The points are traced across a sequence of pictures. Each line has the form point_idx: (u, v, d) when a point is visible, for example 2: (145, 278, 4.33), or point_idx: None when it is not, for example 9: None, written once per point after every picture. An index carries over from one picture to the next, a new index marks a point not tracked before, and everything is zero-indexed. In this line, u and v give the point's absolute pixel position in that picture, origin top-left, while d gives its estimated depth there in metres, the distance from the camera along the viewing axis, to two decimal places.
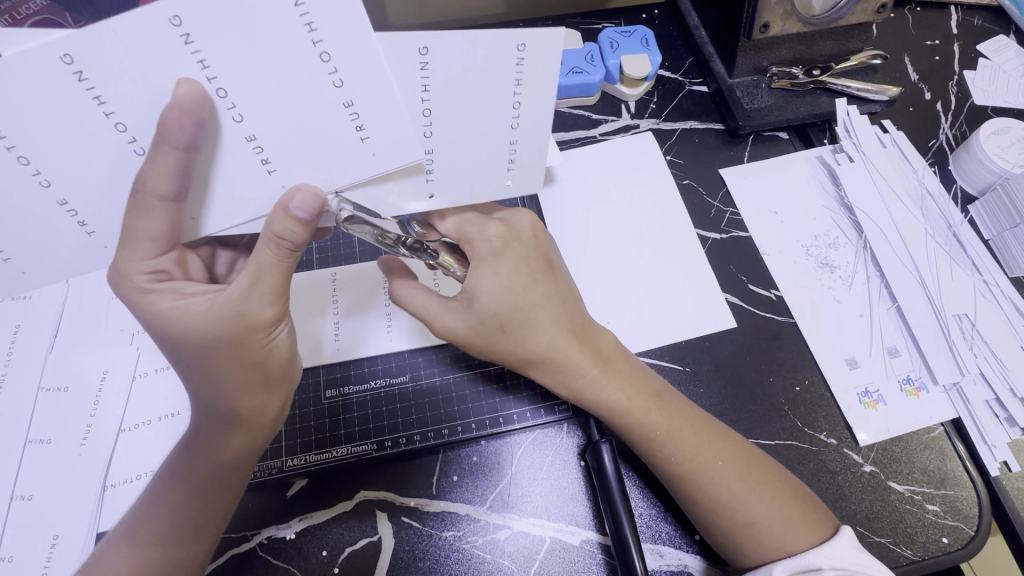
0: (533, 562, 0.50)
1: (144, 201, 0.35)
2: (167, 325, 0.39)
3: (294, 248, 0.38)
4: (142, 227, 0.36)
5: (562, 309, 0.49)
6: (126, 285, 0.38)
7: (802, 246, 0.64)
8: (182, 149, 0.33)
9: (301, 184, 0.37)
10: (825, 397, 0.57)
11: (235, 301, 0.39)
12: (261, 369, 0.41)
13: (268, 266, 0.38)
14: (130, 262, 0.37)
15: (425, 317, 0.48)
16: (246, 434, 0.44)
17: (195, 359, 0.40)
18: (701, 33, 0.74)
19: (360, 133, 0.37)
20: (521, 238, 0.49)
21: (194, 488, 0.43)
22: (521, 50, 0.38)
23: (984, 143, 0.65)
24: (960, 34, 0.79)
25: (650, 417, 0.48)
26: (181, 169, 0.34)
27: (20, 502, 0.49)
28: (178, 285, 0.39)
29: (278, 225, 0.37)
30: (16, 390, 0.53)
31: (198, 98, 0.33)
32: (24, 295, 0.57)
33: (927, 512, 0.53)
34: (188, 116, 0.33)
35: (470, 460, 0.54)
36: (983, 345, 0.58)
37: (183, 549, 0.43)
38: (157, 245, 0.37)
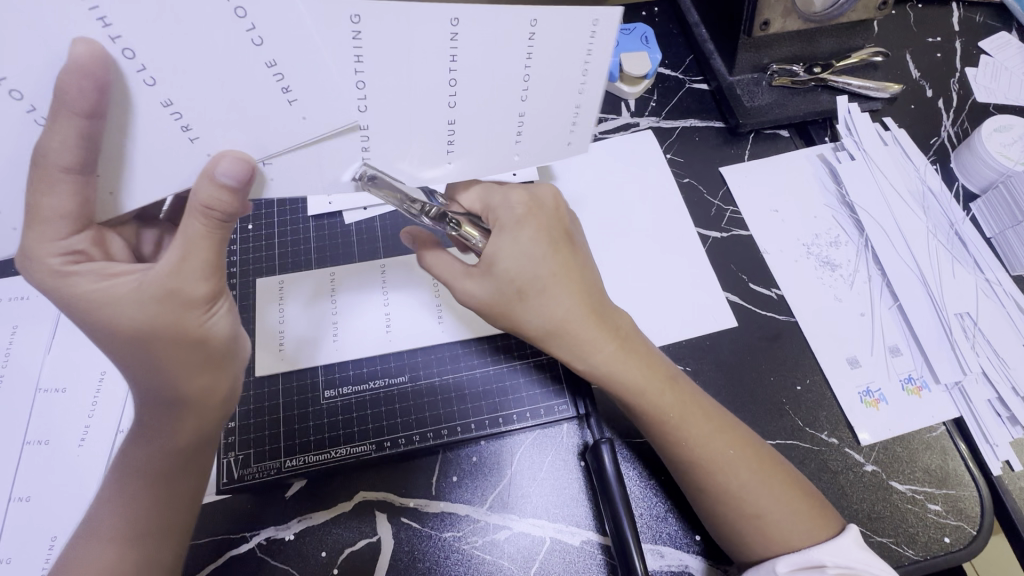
0: (533, 562, 0.50)
1: (44, 173, 0.34)
2: (95, 310, 0.38)
3: (225, 218, 0.37)
4: (47, 203, 0.35)
5: (581, 282, 0.48)
6: (38, 268, 0.37)
7: (803, 244, 0.64)
8: (83, 115, 0.32)
9: (228, 149, 0.37)
10: (826, 396, 0.57)
11: (164, 277, 0.37)
12: (202, 349, 0.40)
13: (199, 238, 0.37)
14: (40, 244, 0.36)
15: (447, 279, 0.50)
16: (194, 418, 0.42)
17: (134, 344, 0.39)
18: (701, 31, 0.74)
19: (285, 95, 0.36)
20: (544, 206, 0.49)
21: (153, 477, 0.42)
22: (594, 26, 0.41)
23: (987, 140, 0.64)
24: (962, 31, 0.78)
25: (664, 397, 0.48)
26: (86, 137, 0.33)
27: (17, 503, 0.49)
28: (98, 265, 0.38)
29: (204, 193, 0.36)
30: (12, 391, 0.53)
31: (97, 59, 0.32)
32: (21, 295, 0.57)
33: (929, 512, 0.53)
34: (87, 79, 0.32)
35: (470, 460, 0.53)
36: (985, 344, 0.57)
37: (148, 546, 0.42)
38: (68, 223, 0.36)
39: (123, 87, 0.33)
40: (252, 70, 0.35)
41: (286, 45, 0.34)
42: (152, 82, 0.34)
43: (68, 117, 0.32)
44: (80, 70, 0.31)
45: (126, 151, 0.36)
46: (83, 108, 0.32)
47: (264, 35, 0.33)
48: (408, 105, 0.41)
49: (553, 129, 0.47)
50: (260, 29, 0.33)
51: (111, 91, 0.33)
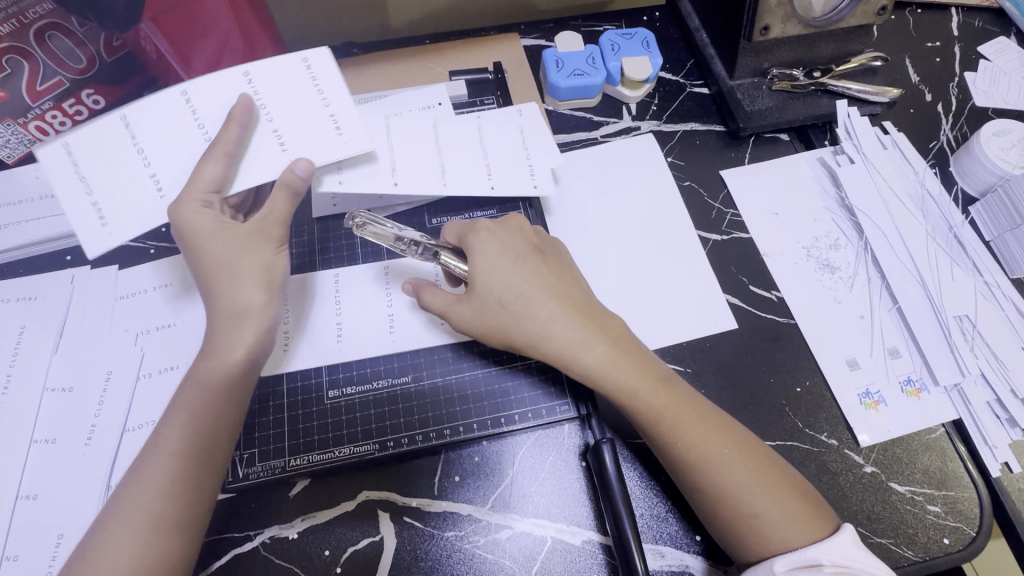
0: (535, 562, 0.50)
1: (209, 160, 0.49)
2: (201, 241, 0.48)
3: (296, 194, 0.51)
4: (205, 172, 0.49)
5: (559, 289, 0.51)
6: (180, 208, 0.48)
7: (803, 246, 0.65)
8: (239, 128, 0.51)
9: (298, 158, 0.51)
10: (825, 398, 0.57)
11: (260, 220, 0.50)
12: (273, 272, 0.50)
13: (280, 200, 0.50)
14: (188, 194, 0.48)
15: (441, 311, 0.52)
16: (255, 335, 0.48)
17: (220, 276, 0.48)
18: (701, 35, 0.75)
19: (336, 130, 0.55)
20: (509, 228, 0.54)
21: (213, 394, 0.46)
22: (520, 114, 0.65)
23: (985, 144, 0.65)
24: (962, 36, 0.79)
25: (656, 400, 0.48)
26: (235, 143, 0.50)
27: (24, 501, 0.50)
28: (217, 214, 0.49)
29: (285, 176, 0.50)
30: (20, 391, 0.54)
31: (247, 108, 0.51)
32: (30, 295, 0.57)
33: (929, 513, 0.53)
34: (242, 116, 0.51)
35: (472, 460, 0.54)
36: (984, 346, 0.58)
37: (205, 451, 0.45)
38: (210, 184, 0.49)
39: (254, 123, 0.53)
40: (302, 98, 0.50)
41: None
42: (279, 132, 0.53)
43: (220, 151, 0.50)
44: (236, 118, 0.51)
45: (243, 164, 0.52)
46: (230, 144, 0.50)
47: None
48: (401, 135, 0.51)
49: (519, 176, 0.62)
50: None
51: (247, 127, 0.52)
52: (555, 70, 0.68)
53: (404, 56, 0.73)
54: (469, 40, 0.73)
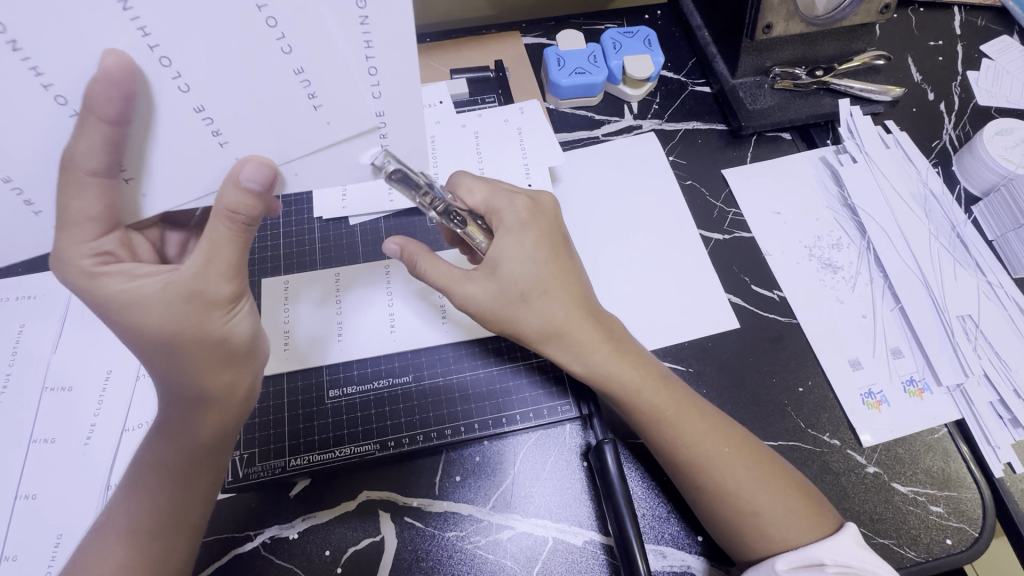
0: (536, 562, 0.50)
1: (72, 176, 0.35)
2: (122, 309, 0.39)
3: (249, 221, 0.39)
4: (75, 206, 0.36)
5: (578, 284, 0.49)
6: (71, 271, 0.38)
7: (804, 246, 0.64)
8: (110, 122, 0.33)
9: (252, 154, 0.38)
10: (828, 398, 0.57)
11: (190, 278, 0.39)
12: (223, 345, 0.41)
13: (223, 241, 0.38)
14: (71, 247, 0.37)
15: (444, 285, 0.48)
16: (218, 411, 0.43)
17: (159, 345, 0.40)
18: (703, 34, 0.74)
19: (313, 102, 0.37)
20: (545, 213, 0.50)
21: (176, 475, 0.43)
22: (522, 110, 0.66)
23: (989, 143, 0.65)
24: (964, 34, 0.79)
25: (659, 397, 0.48)
26: (112, 143, 0.34)
27: (23, 502, 0.49)
28: (126, 266, 0.39)
29: (228, 198, 0.37)
30: (18, 391, 0.53)
31: (125, 70, 0.32)
32: (28, 295, 0.57)
33: (931, 514, 0.53)
34: (115, 89, 0.32)
35: (473, 461, 0.54)
36: (987, 346, 0.58)
37: (168, 538, 0.43)
38: (94, 226, 0.37)
39: (149, 91, 0.34)
40: (263, 60, 0.34)
41: (309, 50, 0.34)
42: (187, 89, 0.34)
43: (93, 124, 0.33)
44: (111, 80, 0.32)
45: (148, 143, 0.36)
46: (109, 115, 0.33)
47: (293, 46, 0.33)
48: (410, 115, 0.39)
49: (512, 176, 0.63)
50: (290, 40, 0.33)
51: (134, 101, 0.34)
52: (556, 69, 0.68)
53: None
54: (470, 39, 0.73)
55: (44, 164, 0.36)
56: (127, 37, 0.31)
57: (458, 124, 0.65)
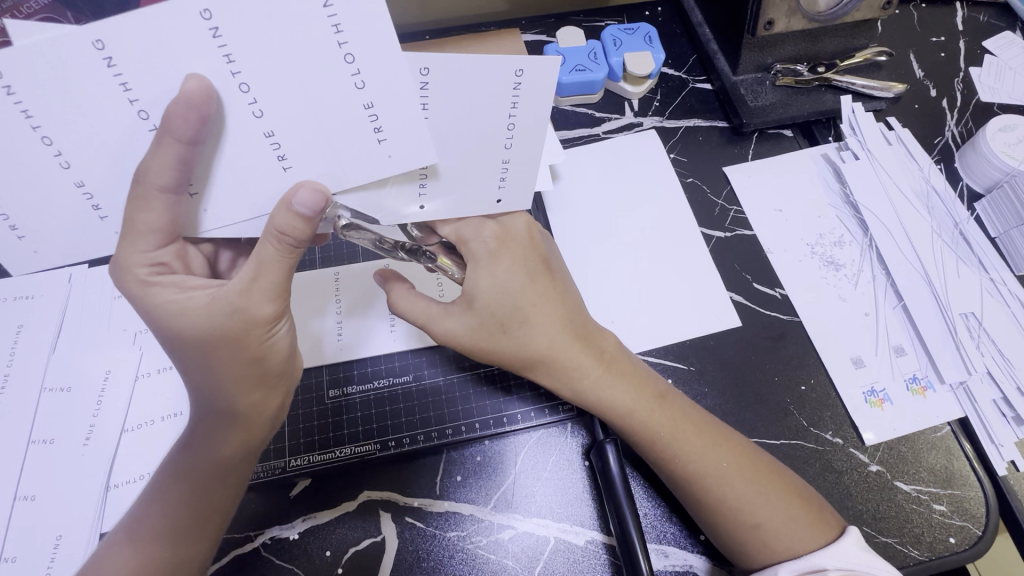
0: (537, 563, 0.50)
1: (143, 191, 0.35)
2: (167, 320, 0.39)
3: (296, 244, 0.37)
4: (142, 218, 0.36)
5: (562, 308, 0.49)
6: (127, 277, 0.38)
7: (806, 244, 0.64)
8: (184, 142, 0.33)
9: (306, 179, 0.38)
10: (830, 396, 0.57)
11: (235, 295, 0.38)
12: (259, 366, 0.41)
13: (270, 261, 0.38)
14: (130, 254, 0.37)
15: (423, 323, 0.48)
16: (244, 430, 0.43)
17: (200, 358, 0.40)
18: (704, 30, 0.74)
19: (376, 135, 0.37)
20: (518, 238, 0.49)
21: (200, 487, 0.43)
22: None
23: (992, 139, 0.64)
24: (966, 31, 0.78)
25: (652, 418, 0.48)
26: (183, 162, 0.34)
27: (22, 503, 0.49)
28: (179, 278, 0.39)
29: (281, 220, 0.36)
30: (18, 391, 0.53)
31: (206, 94, 0.32)
32: (27, 295, 0.57)
33: (934, 512, 0.53)
34: (193, 110, 0.32)
35: (474, 460, 0.53)
36: (991, 344, 0.57)
37: (185, 547, 0.43)
38: (157, 238, 0.37)
39: (223, 116, 0.34)
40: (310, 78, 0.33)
41: (381, 83, 0.35)
42: (260, 114, 0.34)
43: (170, 143, 0.33)
44: (189, 101, 0.32)
45: (215, 160, 0.36)
46: (187, 136, 0.33)
47: (366, 79, 0.34)
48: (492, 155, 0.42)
49: None
50: (364, 73, 0.34)
51: (209, 121, 0.34)
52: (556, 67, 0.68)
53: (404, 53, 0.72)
54: (470, 37, 0.73)
55: (111, 170, 0.36)
56: (205, 52, 0.32)
57: None
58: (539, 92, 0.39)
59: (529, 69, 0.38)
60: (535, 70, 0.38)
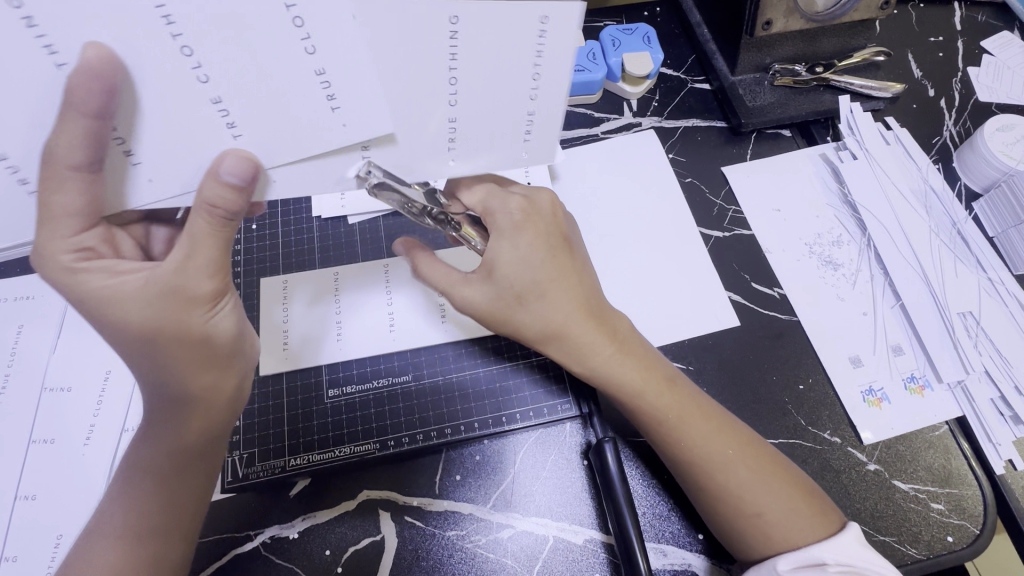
0: (536, 561, 0.50)
1: (53, 171, 0.35)
2: (104, 307, 0.38)
3: (230, 216, 0.37)
4: (58, 201, 0.36)
5: (578, 286, 0.48)
6: (51, 266, 0.38)
7: (804, 243, 0.64)
8: (92, 116, 0.33)
9: (233, 148, 0.38)
10: (828, 396, 0.57)
11: (169, 274, 0.38)
12: (202, 346, 0.40)
13: (202, 236, 0.37)
14: (52, 241, 0.37)
15: (445, 288, 0.49)
16: (200, 414, 0.42)
17: (143, 345, 0.39)
18: (702, 30, 0.74)
19: (330, 102, 0.38)
20: (539, 212, 0.49)
21: (166, 476, 0.43)
22: None
23: (990, 139, 0.64)
24: (965, 30, 0.78)
25: (661, 400, 0.48)
26: (92, 136, 0.34)
27: (22, 502, 0.49)
28: (108, 262, 0.39)
29: (208, 191, 0.36)
30: (18, 391, 0.53)
31: (108, 64, 0.33)
32: (27, 295, 0.57)
33: (932, 511, 0.53)
34: (95, 81, 0.32)
35: (472, 459, 0.54)
36: (989, 343, 0.58)
37: (158, 540, 0.43)
38: (76, 220, 0.37)
39: (129, 87, 0.34)
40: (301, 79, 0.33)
41: (334, 52, 0.36)
42: (206, 80, 0.35)
43: (75, 118, 0.33)
44: (89, 70, 0.32)
45: (137, 124, 0.36)
46: (90, 109, 0.33)
47: (317, 44, 0.35)
48: (510, 107, 0.41)
49: None
50: (313, 37, 0.35)
51: (116, 92, 0.34)
52: None
53: None
54: None
55: (37, 142, 0.36)
56: (153, 31, 0.33)
57: None
58: (564, 41, 0.38)
59: (554, 14, 0.36)
60: (559, 16, 0.36)
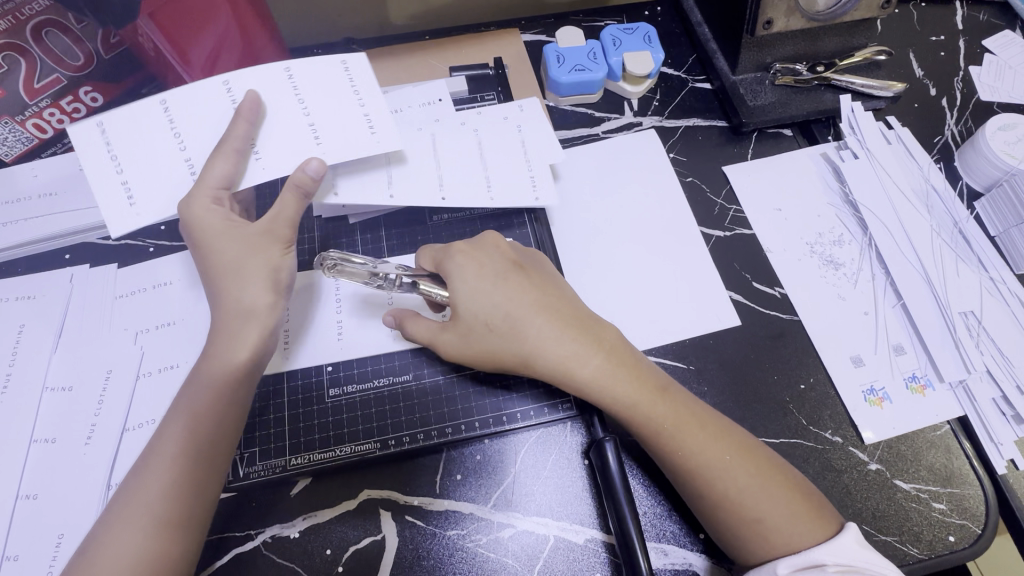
0: (537, 560, 0.50)
1: (215, 160, 0.49)
2: (210, 246, 0.49)
3: (306, 196, 0.51)
4: (213, 173, 0.49)
5: (541, 302, 0.51)
6: (188, 212, 0.48)
7: (806, 242, 0.64)
8: (239, 146, 0.50)
9: (311, 157, 0.51)
10: (830, 395, 0.57)
11: (261, 230, 0.50)
12: (273, 293, 0.49)
13: (286, 208, 0.50)
14: (196, 198, 0.48)
15: (430, 342, 0.51)
16: (243, 368, 0.47)
17: (225, 287, 0.48)
18: (703, 29, 0.74)
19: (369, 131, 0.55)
20: (487, 250, 0.53)
21: (195, 448, 0.44)
22: (521, 107, 0.66)
23: (992, 138, 0.64)
24: (966, 30, 0.78)
25: (657, 411, 0.48)
26: (237, 153, 0.50)
27: (24, 501, 0.49)
28: (224, 214, 0.49)
29: (295, 177, 0.50)
30: (19, 390, 0.53)
31: (253, 104, 0.51)
32: (28, 294, 0.57)
33: (933, 511, 0.53)
34: (250, 112, 0.51)
35: (473, 459, 0.53)
36: (990, 342, 0.57)
37: (181, 516, 0.43)
38: (219, 185, 0.49)
39: (264, 116, 0.53)
40: None
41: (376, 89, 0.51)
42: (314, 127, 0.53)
43: (240, 123, 0.50)
44: (246, 110, 0.51)
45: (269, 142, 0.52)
46: (251, 116, 0.51)
47: None
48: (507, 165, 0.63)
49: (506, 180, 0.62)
50: None
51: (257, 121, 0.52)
52: (556, 66, 0.68)
53: (404, 53, 0.72)
54: (470, 38, 0.73)
55: None
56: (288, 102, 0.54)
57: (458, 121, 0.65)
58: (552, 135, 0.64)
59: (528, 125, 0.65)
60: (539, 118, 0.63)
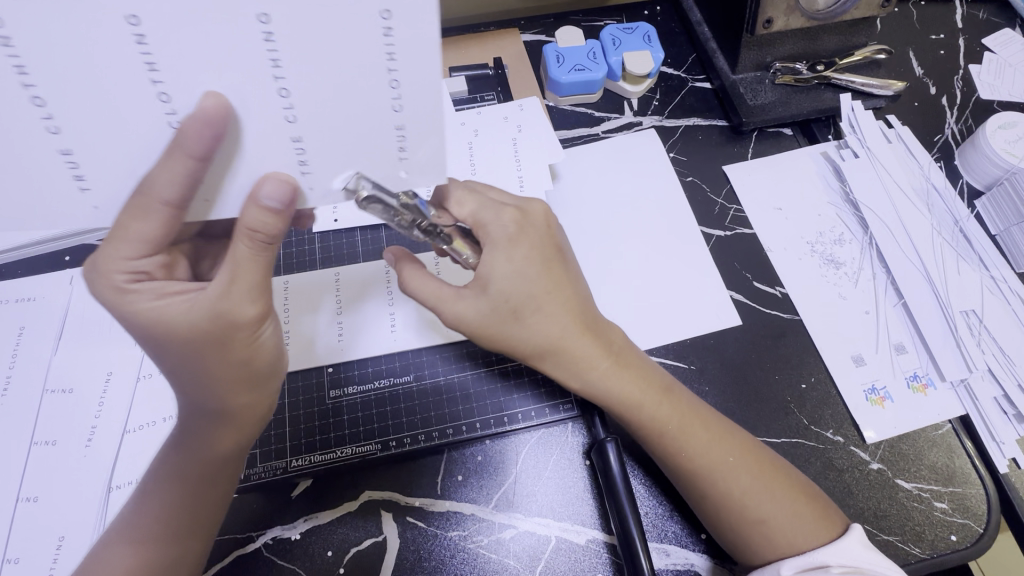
0: (539, 561, 0.50)
1: (143, 204, 0.34)
2: (151, 326, 0.38)
3: (269, 240, 0.37)
4: (133, 228, 0.35)
5: (573, 301, 0.48)
6: (103, 284, 0.37)
7: (807, 242, 0.64)
8: (196, 158, 0.33)
9: (272, 170, 0.36)
10: (831, 395, 0.57)
11: (216, 299, 0.38)
12: (246, 367, 0.41)
13: (245, 260, 0.37)
14: (111, 262, 0.36)
15: (434, 303, 0.47)
16: (238, 428, 0.44)
17: (187, 360, 0.40)
18: (702, 29, 0.74)
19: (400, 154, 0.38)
20: (535, 224, 0.49)
21: (191, 486, 0.43)
22: (521, 108, 0.66)
23: (992, 137, 0.64)
24: (966, 28, 0.78)
25: (662, 412, 0.48)
26: (191, 178, 0.34)
27: (25, 503, 0.49)
28: (159, 284, 0.38)
29: (250, 217, 0.36)
30: (19, 393, 0.53)
31: (224, 111, 0.33)
32: (27, 297, 0.57)
33: (935, 510, 0.53)
34: (208, 126, 0.32)
35: (474, 460, 0.53)
36: (991, 341, 0.57)
37: (177, 547, 0.43)
38: (142, 248, 0.36)
39: (239, 130, 0.34)
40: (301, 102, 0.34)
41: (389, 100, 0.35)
42: (293, 119, 0.34)
43: (180, 159, 0.33)
44: (205, 119, 0.32)
45: (233, 168, 0.36)
46: (196, 152, 0.33)
47: None
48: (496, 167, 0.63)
49: (504, 182, 0.63)
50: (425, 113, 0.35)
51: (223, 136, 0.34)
52: (555, 66, 0.68)
53: None
54: (470, 38, 0.73)
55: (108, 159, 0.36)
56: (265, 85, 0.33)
57: (457, 122, 0.65)
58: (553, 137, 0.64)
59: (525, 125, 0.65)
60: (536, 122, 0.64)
